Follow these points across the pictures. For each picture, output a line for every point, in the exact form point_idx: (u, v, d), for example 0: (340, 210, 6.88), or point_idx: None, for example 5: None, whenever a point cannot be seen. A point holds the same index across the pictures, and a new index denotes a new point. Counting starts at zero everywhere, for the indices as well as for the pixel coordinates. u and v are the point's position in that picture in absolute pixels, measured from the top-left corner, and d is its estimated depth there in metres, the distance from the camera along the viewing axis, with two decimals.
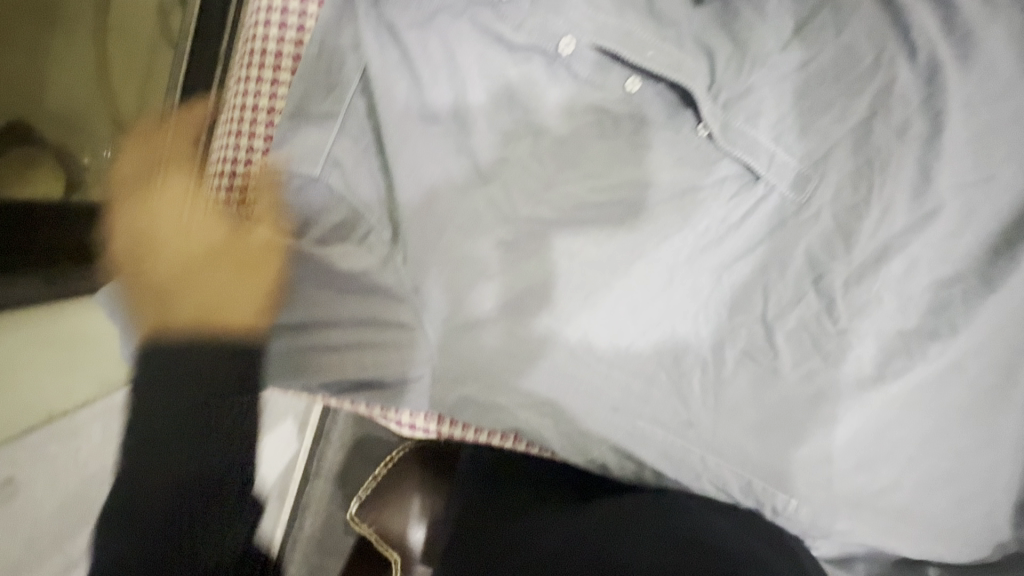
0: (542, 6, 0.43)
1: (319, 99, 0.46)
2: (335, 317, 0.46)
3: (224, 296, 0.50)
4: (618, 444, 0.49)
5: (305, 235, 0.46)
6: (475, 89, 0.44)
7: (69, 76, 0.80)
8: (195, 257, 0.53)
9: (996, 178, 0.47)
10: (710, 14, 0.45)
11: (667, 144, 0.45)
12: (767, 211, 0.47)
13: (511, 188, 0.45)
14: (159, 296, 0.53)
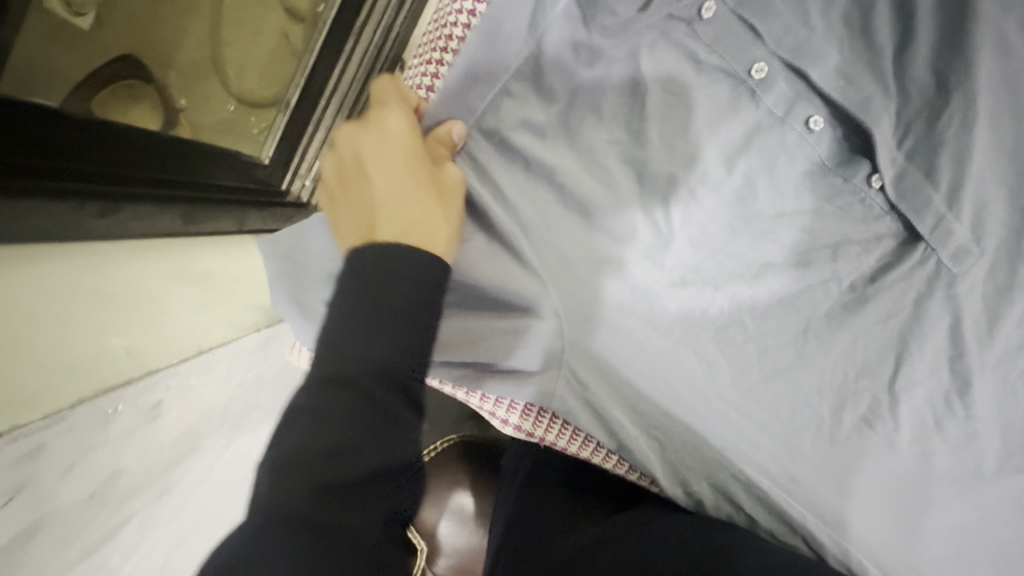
0: (745, 21, 0.42)
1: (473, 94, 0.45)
2: (479, 303, 0.48)
3: (410, 208, 0.43)
4: (705, 467, 0.50)
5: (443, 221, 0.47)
6: (653, 98, 0.43)
7: (193, 27, 0.78)
8: (360, 151, 0.45)
9: None
10: (914, 57, 0.43)
11: (832, 193, 0.46)
12: (920, 279, 0.46)
13: (671, 206, 0.45)
14: (356, 209, 0.44)
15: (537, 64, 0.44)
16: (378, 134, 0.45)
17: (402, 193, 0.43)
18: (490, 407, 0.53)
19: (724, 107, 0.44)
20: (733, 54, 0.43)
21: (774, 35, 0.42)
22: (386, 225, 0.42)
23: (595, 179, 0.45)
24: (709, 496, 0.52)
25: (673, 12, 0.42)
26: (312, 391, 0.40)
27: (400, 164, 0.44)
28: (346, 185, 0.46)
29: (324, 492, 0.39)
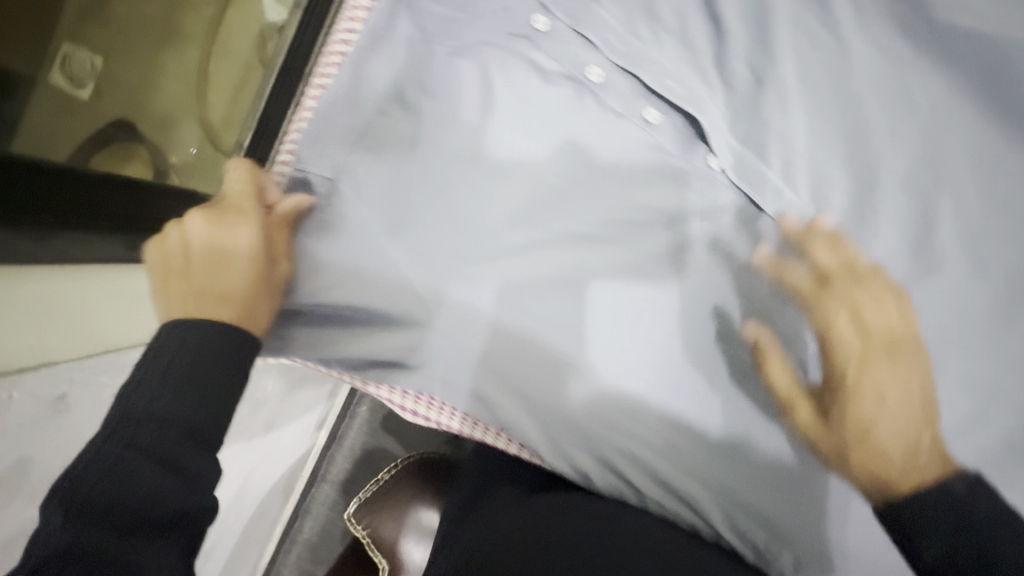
0: (574, 33, 0.48)
1: (340, 108, 0.49)
2: (360, 301, 0.50)
3: (234, 296, 0.46)
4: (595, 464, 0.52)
5: (321, 225, 0.50)
6: (503, 103, 0.49)
7: (171, 80, 0.81)
8: (193, 236, 0.47)
9: (1000, 242, 0.49)
10: (729, 51, 0.48)
11: (680, 176, 0.49)
12: (771, 249, 0.50)
13: (531, 197, 0.50)
14: (176, 289, 0.45)
15: (402, 81, 0.49)
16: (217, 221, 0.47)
17: (224, 275, 0.46)
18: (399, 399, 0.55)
19: (570, 110, 0.49)
20: (569, 64, 0.48)
21: (601, 44, 0.48)
22: (208, 308, 0.45)
23: (464, 175, 0.49)
24: (610, 488, 0.53)
25: (512, 31, 0.49)
26: (116, 426, 0.40)
27: (233, 252, 0.46)
28: (169, 261, 0.46)
29: (106, 523, 0.38)
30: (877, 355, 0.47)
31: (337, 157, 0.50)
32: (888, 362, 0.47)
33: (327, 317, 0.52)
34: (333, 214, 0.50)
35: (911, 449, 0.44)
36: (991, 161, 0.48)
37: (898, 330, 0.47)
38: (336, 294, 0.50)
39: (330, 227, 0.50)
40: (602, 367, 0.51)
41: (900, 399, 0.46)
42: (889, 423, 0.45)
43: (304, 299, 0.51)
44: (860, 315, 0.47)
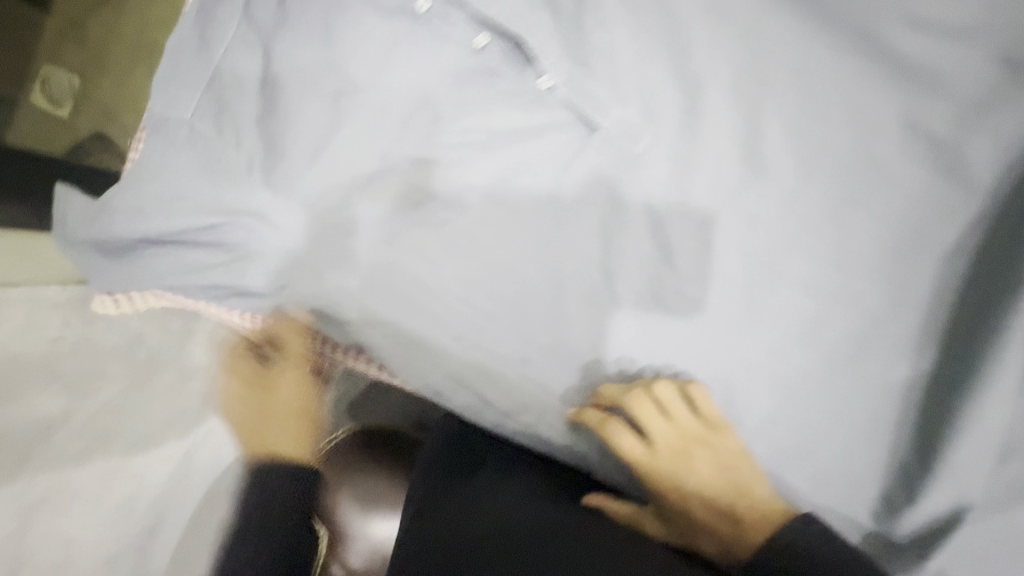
0: None
1: (189, 54, 0.51)
2: (206, 225, 0.51)
3: (284, 438, 0.68)
4: (446, 388, 0.57)
5: (163, 165, 0.51)
6: (336, 38, 0.50)
7: (142, 77, 1.02)
8: (248, 437, 0.69)
9: (829, 141, 0.49)
10: None
11: (514, 99, 0.50)
12: (605, 163, 0.51)
13: (370, 130, 0.51)
14: (251, 422, 0.69)
15: (241, 22, 0.50)
16: (263, 411, 0.69)
17: (268, 418, 0.68)
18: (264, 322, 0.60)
19: (405, 41, 0.50)
20: None
21: None
22: (276, 441, 0.68)
23: (307, 112, 0.51)
24: (466, 407, 0.57)
25: None
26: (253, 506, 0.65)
27: (282, 399, 0.69)
28: (245, 399, 0.69)
29: None
30: (691, 446, 0.51)
31: (175, 101, 0.51)
32: (693, 437, 0.50)
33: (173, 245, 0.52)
34: (175, 153, 0.51)
35: (724, 515, 0.49)
36: (813, 72, 0.49)
37: (698, 429, 0.50)
38: (180, 221, 0.51)
39: (173, 161, 0.51)
40: (455, 289, 0.53)
41: (693, 452, 0.50)
42: (693, 475, 0.50)
43: (159, 230, 0.51)
44: (658, 415, 0.51)
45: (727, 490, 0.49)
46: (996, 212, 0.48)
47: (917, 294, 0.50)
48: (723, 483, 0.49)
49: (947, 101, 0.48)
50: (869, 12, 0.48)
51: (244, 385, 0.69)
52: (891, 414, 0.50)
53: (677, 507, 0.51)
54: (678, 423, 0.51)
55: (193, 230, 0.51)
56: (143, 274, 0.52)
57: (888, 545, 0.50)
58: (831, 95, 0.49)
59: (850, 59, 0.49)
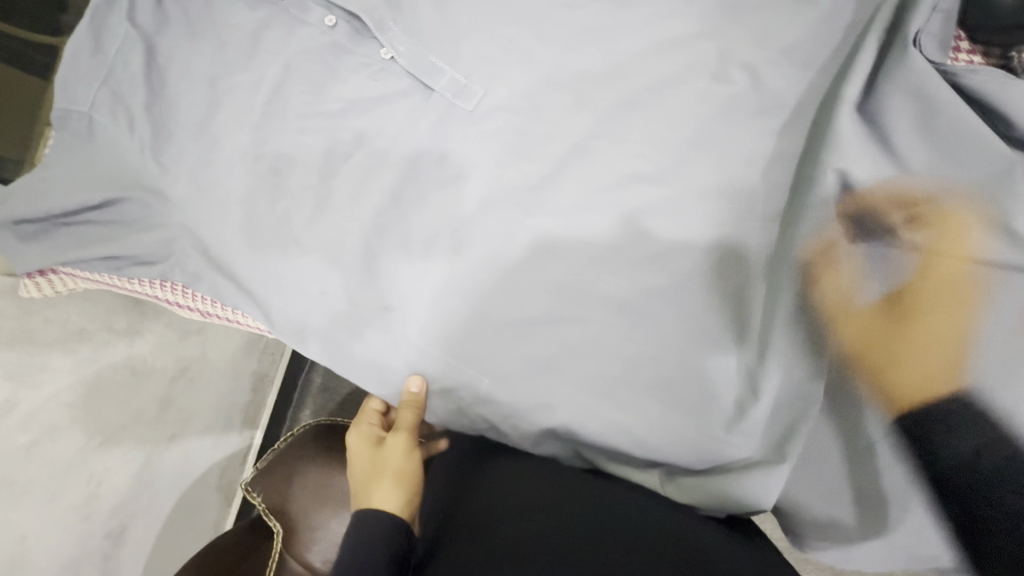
0: None
1: (85, 57, 0.58)
2: (94, 202, 0.57)
3: (375, 499, 0.58)
4: (334, 355, 0.58)
5: (65, 153, 0.58)
6: (213, 35, 0.58)
7: None
8: (356, 498, 0.60)
9: (645, 76, 0.54)
10: None
11: (365, 68, 0.57)
12: (444, 116, 0.56)
13: (242, 106, 0.57)
14: (362, 483, 0.61)
15: (129, 26, 0.58)
16: (376, 475, 0.60)
17: (379, 484, 0.59)
18: (158, 293, 0.63)
19: (272, 31, 0.57)
20: None
21: None
22: (382, 499, 0.58)
23: (189, 97, 0.58)
24: (342, 360, 0.58)
25: None
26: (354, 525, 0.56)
27: (393, 464, 0.61)
28: (374, 464, 0.62)
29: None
30: (845, 321, 0.49)
31: (73, 97, 0.58)
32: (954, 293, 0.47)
33: (77, 222, 0.59)
34: (74, 142, 0.58)
35: (947, 368, 0.47)
36: (625, 19, 0.55)
37: (891, 300, 0.49)
38: (72, 198, 0.57)
39: (71, 149, 0.58)
40: (318, 250, 0.56)
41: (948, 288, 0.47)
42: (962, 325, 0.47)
43: (56, 209, 0.57)
44: (831, 284, 0.49)
45: (931, 348, 0.47)
46: (805, 123, 0.52)
47: (746, 207, 0.52)
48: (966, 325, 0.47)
49: (745, 31, 0.53)
50: None
51: (361, 441, 0.66)
52: (732, 326, 0.51)
53: (896, 394, 0.48)
54: (824, 322, 0.49)
55: (88, 206, 0.57)
56: (48, 250, 0.59)
57: (744, 459, 0.50)
58: (644, 37, 0.54)
59: (654, 3, 0.54)
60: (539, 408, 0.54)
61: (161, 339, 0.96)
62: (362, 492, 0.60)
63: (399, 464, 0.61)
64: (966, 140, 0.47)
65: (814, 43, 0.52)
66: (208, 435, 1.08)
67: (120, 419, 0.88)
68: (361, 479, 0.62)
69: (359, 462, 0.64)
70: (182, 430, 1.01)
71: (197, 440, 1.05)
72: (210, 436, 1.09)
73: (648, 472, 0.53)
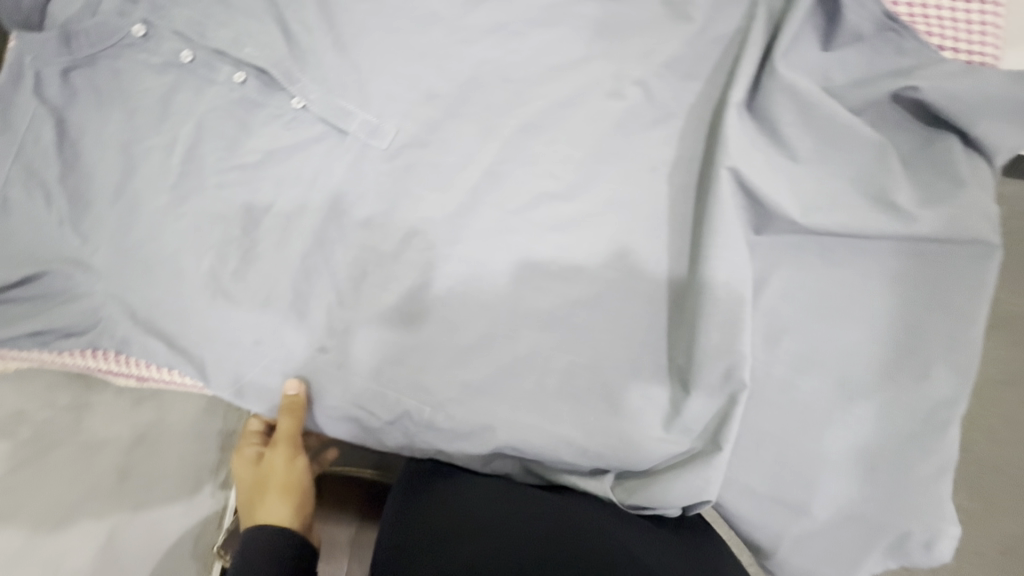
0: (163, 33, 0.58)
1: None
2: (13, 279, 0.56)
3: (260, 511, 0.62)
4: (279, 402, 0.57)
5: None
6: (123, 102, 0.59)
7: None
8: (246, 510, 0.63)
9: (546, 98, 0.57)
10: (289, 13, 0.58)
11: (274, 119, 0.58)
12: (359, 156, 0.57)
13: (156, 169, 0.58)
14: (249, 496, 0.64)
15: (36, 102, 0.58)
16: (262, 491, 0.63)
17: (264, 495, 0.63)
18: (93, 363, 0.60)
19: (181, 93, 0.59)
20: (168, 55, 0.58)
21: (186, 34, 0.58)
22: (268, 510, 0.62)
23: (103, 165, 0.58)
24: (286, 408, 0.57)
25: (122, 42, 0.58)
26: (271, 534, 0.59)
27: (278, 477, 0.63)
28: (259, 476, 0.65)
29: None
30: None
31: None
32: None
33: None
34: None
35: None
36: (519, 47, 0.57)
37: None
38: None
39: None
40: (246, 301, 0.56)
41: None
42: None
43: None
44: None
45: None
46: (700, 126, 0.55)
47: (655, 210, 0.54)
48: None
49: (632, 46, 0.56)
50: None
51: (244, 461, 0.68)
52: (658, 326, 0.53)
53: None
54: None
55: (10, 283, 0.56)
56: None
57: (690, 455, 0.52)
58: (540, 63, 0.57)
59: (546, 30, 0.57)
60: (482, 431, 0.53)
61: (109, 407, 0.92)
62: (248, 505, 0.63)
63: (284, 477, 0.64)
64: (841, 128, 0.51)
65: (700, 48, 0.55)
66: (167, 507, 0.93)
67: (68, 496, 0.84)
68: (246, 488, 0.65)
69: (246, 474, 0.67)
70: (145, 499, 0.91)
71: (160, 509, 0.92)
72: (177, 506, 0.94)
73: (599, 479, 0.54)
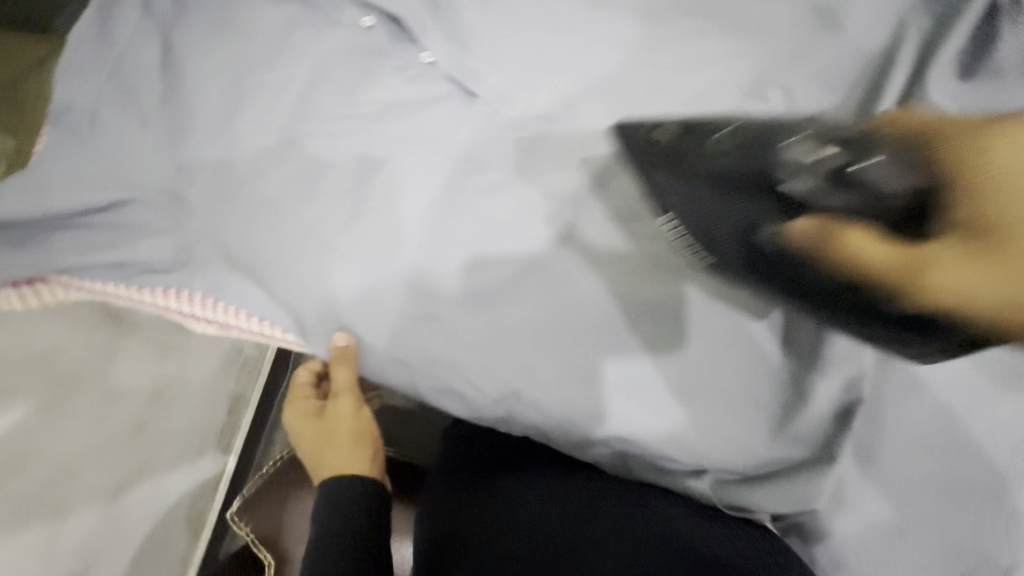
0: None
1: (89, 47, 0.53)
2: (103, 204, 0.52)
3: (333, 459, 0.63)
4: (380, 365, 0.56)
5: (65, 150, 0.52)
6: (235, 28, 0.54)
7: None
8: (316, 463, 0.64)
9: (687, 88, 0.55)
10: None
11: (398, 70, 0.55)
12: (484, 121, 0.55)
13: (266, 103, 0.54)
14: (315, 450, 0.65)
15: (143, 16, 0.54)
16: (331, 440, 0.64)
17: (334, 445, 0.64)
18: (173, 305, 0.56)
19: (299, 26, 0.55)
20: None
21: None
22: (339, 460, 0.63)
23: (207, 94, 0.54)
24: (385, 371, 0.56)
25: None
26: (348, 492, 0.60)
27: (345, 425, 0.65)
28: (320, 433, 0.66)
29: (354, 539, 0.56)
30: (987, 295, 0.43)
31: (72, 89, 0.53)
32: (974, 165, 0.43)
33: (78, 226, 0.53)
34: (73, 138, 0.53)
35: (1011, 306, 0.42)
36: (661, 31, 0.56)
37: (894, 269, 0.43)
38: (78, 198, 0.51)
39: (72, 145, 0.53)
40: (353, 257, 0.53)
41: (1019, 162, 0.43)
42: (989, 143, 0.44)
43: (60, 210, 0.51)
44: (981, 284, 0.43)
45: None
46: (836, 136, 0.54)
47: None
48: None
49: (776, 47, 0.55)
50: None
51: (297, 419, 0.67)
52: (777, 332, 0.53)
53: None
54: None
55: (97, 208, 0.52)
56: (40, 256, 0.52)
57: (797, 460, 0.53)
58: (682, 51, 0.56)
59: (692, 19, 0.56)
60: (591, 416, 0.53)
61: (135, 357, 0.86)
62: (316, 460, 0.64)
63: (352, 425, 0.65)
64: None
65: (845, 59, 0.55)
66: (177, 469, 0.90)
67: (88, 446, 0.79)
68: (308, 445, 0.66)
69: (300, 435, 0.67)
70: (152, 459, 0.87)
71: (164, 473, 0.88)
72: (181, 468, 0.90)
73: (700, 478, 0.54)
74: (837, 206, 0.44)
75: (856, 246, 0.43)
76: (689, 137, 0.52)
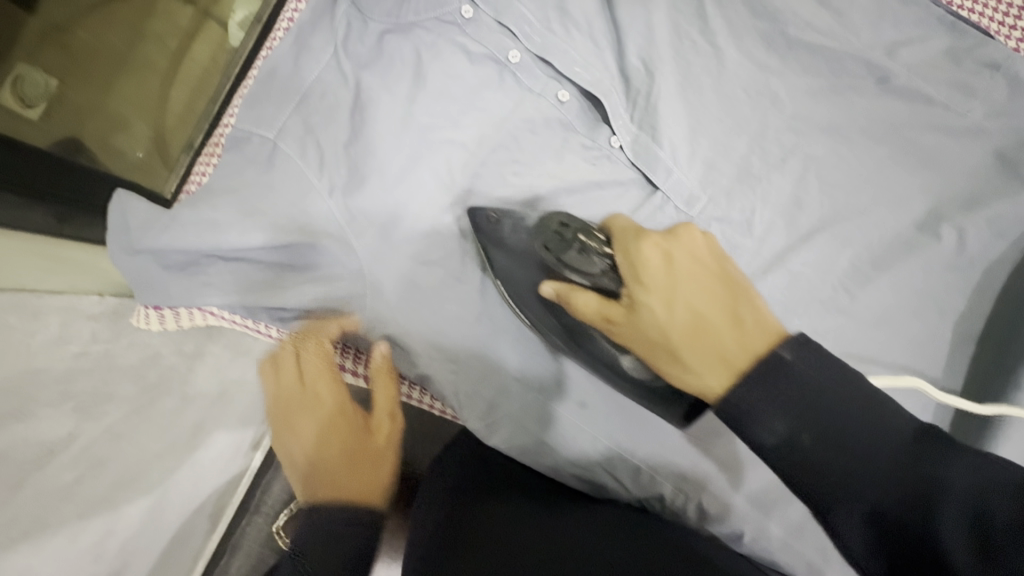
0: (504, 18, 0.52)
1: (279, 79, 0.51)
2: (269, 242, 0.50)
3: (349, 480, 0.51)
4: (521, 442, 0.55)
5: (239, 181, 0.50)
6: (430, 83, 0.53)
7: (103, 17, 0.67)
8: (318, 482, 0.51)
9: (868, 215, 0.55)
10: (635, 42, 0.54)
11: (584, 153, 0.55)
12: (660, 215, 0.55)
13: (450, 164, 0.54)
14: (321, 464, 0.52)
15: (337, 53, 0.52)
16: (349, 459, 0.52)
17: (348, 465, 0.52)
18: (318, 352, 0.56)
19: (491, 89, 0.54)
20: (492, 47, 0.53)
21: (515, 30, 0.53)
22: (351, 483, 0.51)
23: (392, 142, 0.52)
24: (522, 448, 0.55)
25: (443, 16, 0.53)
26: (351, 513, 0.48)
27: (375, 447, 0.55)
28: (334, 444, 0.53)
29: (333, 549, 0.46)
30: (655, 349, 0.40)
31: (255, 119, 0.51)
32: (632, 279, 0.41)
33: (238, 261, 0.51)
34: (250, 170, 0.51)
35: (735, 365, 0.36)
36: (847, 151, 0.56)
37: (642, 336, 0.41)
38: (248, 234, 0.49)
39: (247, 178, 0.50)
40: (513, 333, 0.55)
41: (666, 275, 0.40)
42: (641, 249, 0.42)
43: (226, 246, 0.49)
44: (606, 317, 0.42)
45: None
46: (998, 285, 0.56)
47: (939, 354, 0.55)
48: (685, 315, 0.39)
49: (958, 188, 0.55)
50: (902, 105, 0.55)
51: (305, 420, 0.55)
52: None
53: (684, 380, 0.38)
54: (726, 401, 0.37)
55: (258, 247, 0.50)
56: (193, 287, 0.50)
57: None
58: (867, 176, 0.56)
59: (883, 144, 0.56)
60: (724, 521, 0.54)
61: (213, 357, 0.74)
62: (320, 480, 0.51)
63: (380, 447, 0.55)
64: None
65: None
66: (221, 479, 0.81)
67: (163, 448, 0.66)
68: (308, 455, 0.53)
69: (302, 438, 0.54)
70: (203, 472, 0.75)
71: (211, 482, 0.77)
72: (224, 479, 0.82)
73: None
74: (582, 280, 0.44)
75: (578, 306, 0.43)
76: (502, 224, 0.51)
